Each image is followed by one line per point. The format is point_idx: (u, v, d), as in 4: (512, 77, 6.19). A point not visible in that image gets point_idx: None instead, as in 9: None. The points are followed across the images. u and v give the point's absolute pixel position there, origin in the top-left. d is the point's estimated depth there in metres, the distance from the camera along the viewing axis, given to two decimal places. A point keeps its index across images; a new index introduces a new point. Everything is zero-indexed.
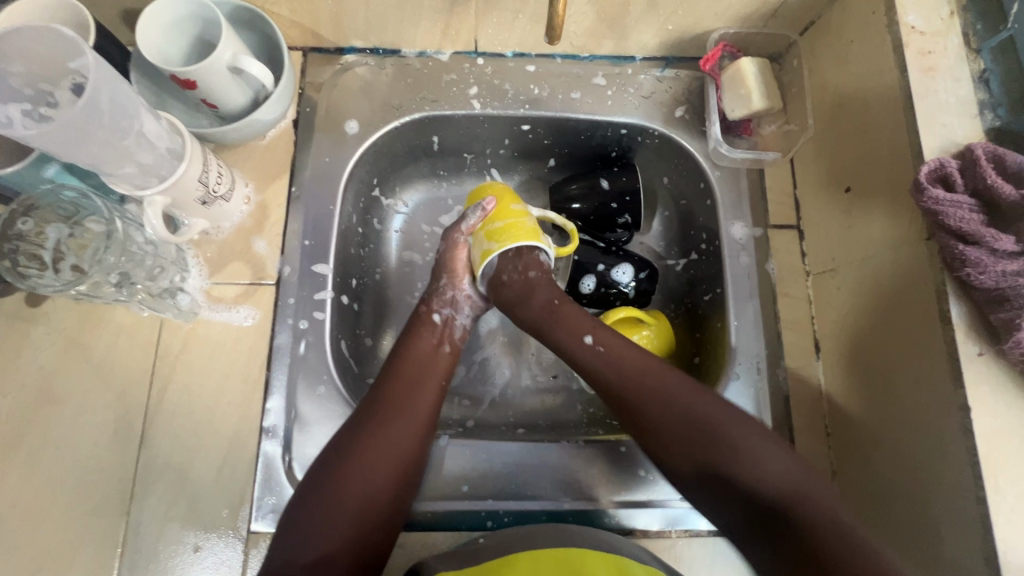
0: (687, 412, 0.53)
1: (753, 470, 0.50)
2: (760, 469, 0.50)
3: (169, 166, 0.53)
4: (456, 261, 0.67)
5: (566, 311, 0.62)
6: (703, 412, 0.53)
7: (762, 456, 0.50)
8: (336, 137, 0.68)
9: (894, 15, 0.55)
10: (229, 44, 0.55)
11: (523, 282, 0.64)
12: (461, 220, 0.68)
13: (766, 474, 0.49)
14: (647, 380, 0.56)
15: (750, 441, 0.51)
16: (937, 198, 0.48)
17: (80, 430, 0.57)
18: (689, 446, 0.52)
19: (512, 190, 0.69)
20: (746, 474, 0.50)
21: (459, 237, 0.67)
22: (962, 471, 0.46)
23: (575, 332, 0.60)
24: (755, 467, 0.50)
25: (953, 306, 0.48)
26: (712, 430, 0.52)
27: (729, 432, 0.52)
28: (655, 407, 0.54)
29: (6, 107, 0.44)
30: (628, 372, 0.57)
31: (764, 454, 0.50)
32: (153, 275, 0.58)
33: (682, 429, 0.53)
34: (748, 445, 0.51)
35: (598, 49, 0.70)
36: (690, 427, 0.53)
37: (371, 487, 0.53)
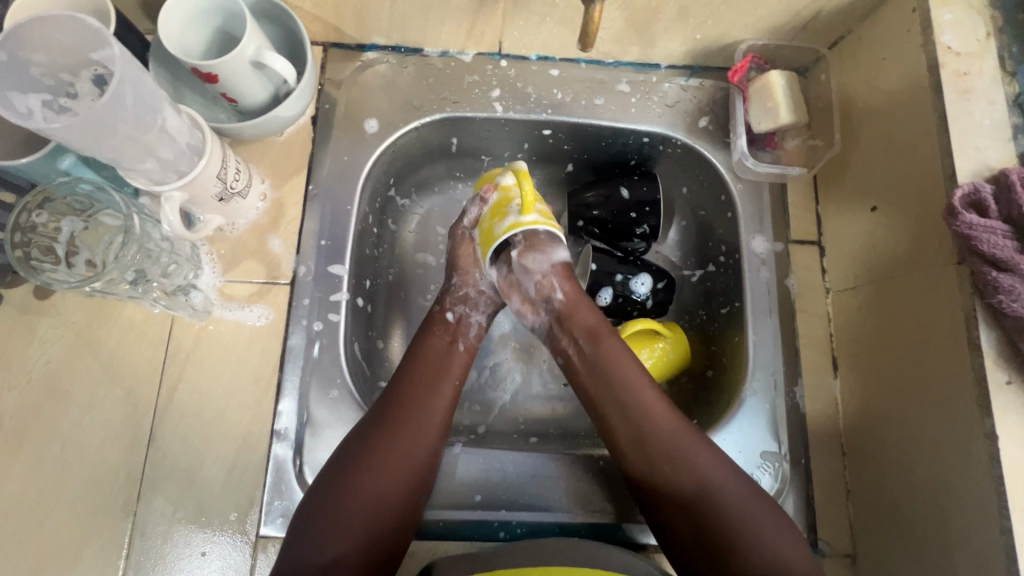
0: (712, 483, 0.52)
1: (764, 545, 0.50)
2: (770, 545, 0.50)
3: (188, 162, 0.52)
4: (465, 257, 0.66)
5: (611, 340, 0.60)
6: (724, 485, 0.52)
7: (771, 538, 0.50)
8: (356, 135, 0.67)
9: (930, 35, 0.54)
10: (254, 38, 0.54)
11: (572, 306, 0.62)
12: (463, 216, 0.68)
13: (778, 557, 0.49)
14: (672, 437, 0.54)
15: (759, 518, 0.51)
16: (971, 223, 0.47)
17: (87, 428, 0.56)
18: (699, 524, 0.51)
19: (503, 178, 0.64)
20: (756, 551, 0.50)
21: (464, 233, 0.67)
22: (987, 500, 0.46)
23: (617, 364, 0.58)
24: (767, 546, 0.50)
25: (983, 333, 0.48)
26: (726, 501, 0.52)
27: (737, 501, 0.52)
28: (679, 470, 0.53)
29: (26, 97, 0.43)
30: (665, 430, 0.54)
31: (775, 533, 0.50)
32: (167, 272, 0.57)
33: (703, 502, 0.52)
34: (762, 521, 0.51)
35: (623, 55, 0.69)
36: (710, 504, 0.52)
37: (380, 489, 0.52)
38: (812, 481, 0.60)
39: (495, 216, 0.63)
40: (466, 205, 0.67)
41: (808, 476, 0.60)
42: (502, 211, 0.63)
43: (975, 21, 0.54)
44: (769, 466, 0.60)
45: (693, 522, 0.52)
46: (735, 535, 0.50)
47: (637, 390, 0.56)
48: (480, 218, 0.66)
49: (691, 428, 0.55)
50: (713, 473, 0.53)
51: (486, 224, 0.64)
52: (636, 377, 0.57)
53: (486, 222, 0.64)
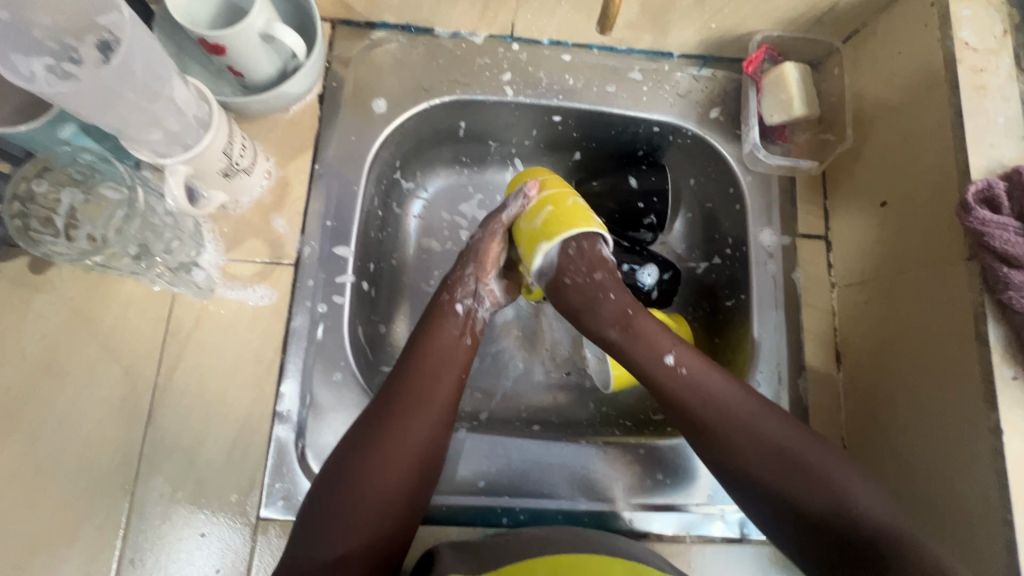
0: (779, 443, 0.51)
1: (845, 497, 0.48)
2: (850, 494, 0.48)
3: (195, 135, 0.51)
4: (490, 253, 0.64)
5: (642, 319, 0.58)
6: (790, 444, 0.50)
7: (854, 487, 0.48)
8: (363, 115, 0.65)
9: (948, 30, 0.54)
10: (264, 10, 0.52)
11: (593, 292, 0.59)
12: (501, 211, 0.65)
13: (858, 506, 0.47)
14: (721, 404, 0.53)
15: (833, 470, 0.49)
16: (983, 219, 0.47)
17: (84, 405, 0.55)
18: (780, 480, 0.49)
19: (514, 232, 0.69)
20: (838, 499, 0.47)
21: (497, 227, 0.64)
22: (989, 493, 0.47)
23: (650, 340, 0.57)
24: (850, 499, 0.47)
25: (991, 328, 0.48)
26: (792, 458, 0.50)
27: (806, 458, 0.50)
28: (741, 436, 0.51)
29: (29, 61, 0.41)
30: (715, 398, 0.53)
31: (855, 488, 0.48)
32: (171, 249, 0.56)
33: (773, 466, 0.50)
34: (840, 474, 0.49)
35: (635, 42, 0.68)
36: (784, 466, 0.50)
37: (389, 481, 0.51)
38: None
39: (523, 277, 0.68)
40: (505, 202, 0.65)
41: None
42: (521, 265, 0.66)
43: (992, 18, 0.54)
44: None
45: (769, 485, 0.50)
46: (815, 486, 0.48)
47: (679, 363, 0.55)
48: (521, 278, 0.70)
49: (741, 394, 0.53)
50: (772, 429, 0.51)
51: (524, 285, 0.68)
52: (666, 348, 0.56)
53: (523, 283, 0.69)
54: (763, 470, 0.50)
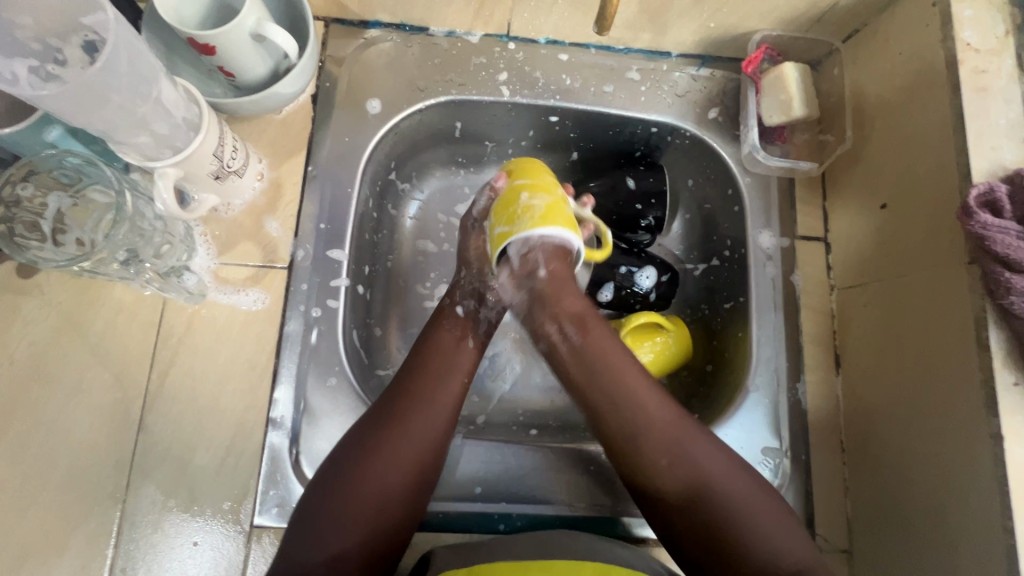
0: (710, 472, 0.50)
1: (766, 542, 0.47)
2: (774, 540, 0.47)
3: (184, 138, 0.50)
4: (479, 249, 0.62)
5: (599, 330, 0.56)
6: (723, 481, 0.49)
7: (778, 531, 0.48)
8: (357, 115, 0.64)
9: (950, 30, 0.54)
10: (254, 9, 0.51)
11: (560, 284, 0.55)
12: (473, 206, 0.64)
13: (777, 549, 0.47)
14: (667, 427, 0.51)
15: (762, 510, 0.48)
16: (985, 223, 0.47)
17: (73, 412, 0.54)
18: (705, 518, 0.48)
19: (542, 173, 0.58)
20: (760, 545, 0.47)
21: (472, 224, 0.63)
22: (990, 499, 0.46)
23: (608, 353, 0.54)
24: (767, 542, 0.47)
25: (992, 334, 0.47)
26: (723, 495, 0.49)
27: (737, 499, 0.49)
28: (675, 467, 0.50)
29: (11, 63, 0.40)
30: (651, 422, 0.52)
31: (776, 529, 0.48)
32: (161, 253, 0.54)
33: (699, 500, 0.49)
34: (766, 520, 0.48)
35: (633, 41, 0.67)
36: (709, 502, 0.49)
37: (386, 484, 0.50)
38: (811, 476, 0.61)
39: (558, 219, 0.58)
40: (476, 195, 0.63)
41: (807, 472, 0.61)
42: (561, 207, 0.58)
43: (994, 18, 0.53)
44: (769, 462, 0.60)
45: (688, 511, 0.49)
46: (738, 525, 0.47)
47: (628, 379, 0.53)
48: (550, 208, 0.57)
49: (691, 422, 0.52)
50: (713, 465, 0.50)
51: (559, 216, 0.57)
52: (623, 362, 0.54)
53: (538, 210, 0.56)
54: (689, 502, 0.49)
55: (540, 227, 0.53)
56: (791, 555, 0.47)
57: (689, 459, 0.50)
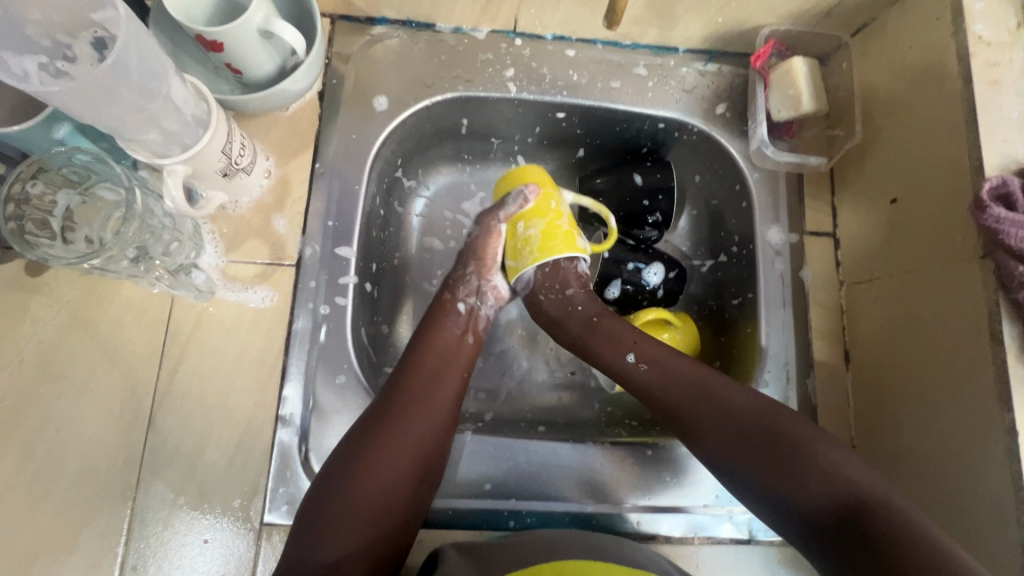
0: (750, 421, 0.51)
1: (826, 471, 0.47)
2: (833, 466, 0.48)
3: (193, 135, 0.50)
4: (490, 250, 0.63)
5: (610, 321, 0.61)
6: (766, 421, 0.51)
7: (836, 458, 0.48)
8: (364, 112, 0.64)
9: (962, 23, 0.53)
10: (262, 5, 0.51)
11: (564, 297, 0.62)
12: (500, 207, 0.62)
13: (839, 475, 0.47)
14: (698, 392, 0.54)
15: (814, 442, 0.49)
16: (999, 217, 0.46)
17: (83, 410, 0.54)
18: (757, 460, 0.50)
19: (548, 181, 0.63)
20: (822, 472, 0.47)
21: (496, 225, 0.62)
22: (1003, 494, 0.46)
23: (621, 341, 0.59)
24: (826, 470, 0.47)
25: (1006, 328, 0.47)
26: (771, 435, 0.50)
27: (785, 431, 0.50)
28: (716, 423, 0.52)
29: (22, 59, 0.40)
30: (685, 383, 0.55)
31: (833, 456, 0.48)
32: (170, 250, 0.54)
33: (751, 448, 0.50)
34: (818, 450, 0.49)
35: (640, 37, 0.67)
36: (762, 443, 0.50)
37: (390, 481, 0.50)
38: None
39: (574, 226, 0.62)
40: (505, 199, 0.62)
41: None
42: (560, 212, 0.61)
43: (1006, 11, 0.53)
44: None
45: (747, 463, 0.50)
46: (794, 457, 0.49)
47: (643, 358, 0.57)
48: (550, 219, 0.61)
49: (720, 378, 0.55)
50: (752, 412, 0.52)
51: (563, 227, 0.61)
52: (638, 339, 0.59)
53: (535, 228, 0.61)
54: (743, 453, 0.51)
55: (542, 258, 0.61)
56: (851, 479, 0.47)
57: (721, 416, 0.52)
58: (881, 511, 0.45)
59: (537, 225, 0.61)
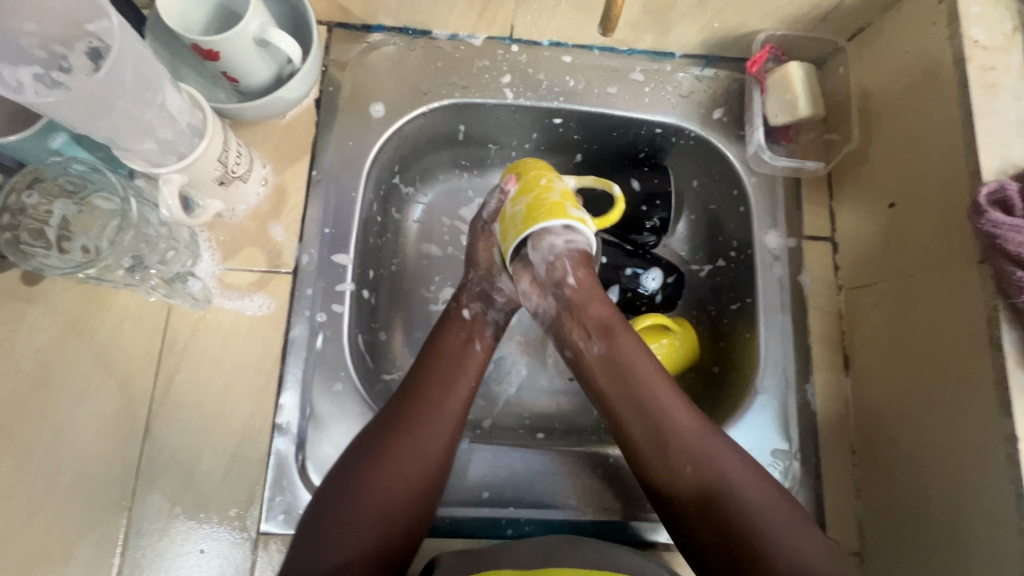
0: (734, 484, 0.49)
1: (793, 551, 0.46)
2: (799, 547, 0.46)
3: (188, 143, 0.50)
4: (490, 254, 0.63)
5: (622, 336, 0.56)
6: (749, 491, 0.49)
7: (804, 543, 0.46)
8: (361, 119, 0.64)
9: (957, 28, 0.53)
10: (258, 14, 0.51)
11: (583, 299, 0.57)
12: (485, 208, 0.64)
13: (802, 557, 0.45)
14: (695, 441, 0.51)
15: (788, 519, 0.48)
16: (996, 221, 0.46)
17: (79, 420, 0.54)
18: (722, 521, 0.48)
19: (542, 164, 0.62)
20: (786, 548, 0.46)
21: (483, 226, 0.64)
22: (1004, 501, 0.46)
23: (631, 363, 0.54)
24: (792, 549, 0.46)
25: (1005, 333, 0.47)
26: (750, 505, 0.48)
27: (762, 507, 0.48)
28: (705, 481, 0.49)
29: (17, 71, 0.40)
30: (683, 428, 0.51)
31: (805, 540, 0.47)
32: (166, 259, 0.54)
33: (727, 510, 0.48)
34: (790, 529, 0.47)
35: (637, 43, 0.67)
36: (735, 510, 0.48)
37: (395, 490, 0.50)
38: (822, 479, 0.60)
39: (566, 198, 0.58)
40: (486, 197, 0.64)
41: (817, 474, 0.60)
42: (549, 187, 0.58)
43: (1002, 15, 0.53)
44: (778, 464, 0.60)
45: (710, 519, 0.48)
46: (762, 530, 0.47)
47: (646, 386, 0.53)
48: (536, 193, 0.58)
49: (717, 434, 0.52)
50: (738, 475, 0.50)
51: (550, 199, 0.57)
52: (645, 367, 0.54)
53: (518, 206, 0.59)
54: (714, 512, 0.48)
55: (526, 229, 0.56)
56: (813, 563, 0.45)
57: (710, 470, 0.49)
58: None
59: (520, 203, 0.58)
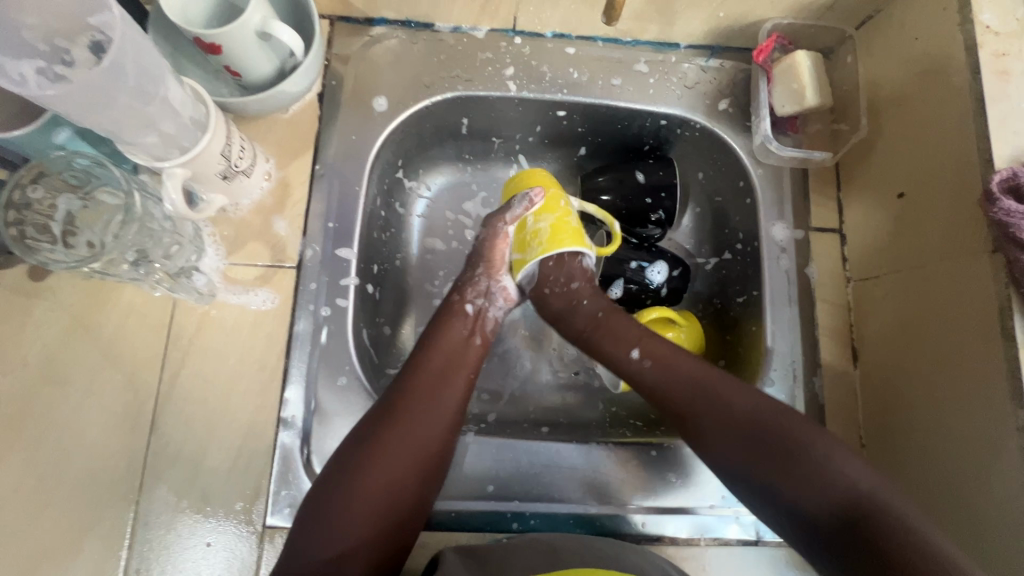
0: (750, 418, 0.50)
1: (825, 471, 0.46)
2: (834, 466, 0.46)
3: (191, 137, 0.50)
4: (495, 253, 0.62)
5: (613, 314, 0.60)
6: (767, 417, 0.50)
7: (838, 460, 0.47)
8: (364, 113, 0.64)
9: (969, 13, 0.52)
10: (260, 7, 0.51)
11: (568, 291, 0.61)
12: (506, 210, 0.62)
13: (838, 475, 0.46)
14: (697, 386, 0.53)
15: (813, 440, 0.48)
16: (1009, 210, 0.45)
17: (85, 414, 0.54)
18: (753, 458, 0.49)
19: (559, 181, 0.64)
20: (819, 472, 0.46)
21: (501, 230, 0.62)
22: (1017, 493, 0.45)
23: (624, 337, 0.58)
24: (826, 469, 0.46)
25: (1018, 324, 0.46)
26: (773, 433, 0.49)
27: (787, 432, 0.49)
28: (722, 421, 0.51)
29: (19, 65, 0.39)
30: (683, 380, 0.54)
31: (837, 456, 0.47)
32: (170, 253, 0.55)
33: (752, 444, 0.49)
34: (821, 450, 0.47)
35: (641, 33, 0.67)
36: (761, 440, 0.49)
37: (394, 479, 0.50)
38: None
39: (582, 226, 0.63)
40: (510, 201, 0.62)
41: None
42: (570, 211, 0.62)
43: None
44: None
45: (742, 455, 0.49)
46: (793, 453, 0.47)
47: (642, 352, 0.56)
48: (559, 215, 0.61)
49: (721, 377, 0.53)
50: (753, 410, 0.50)
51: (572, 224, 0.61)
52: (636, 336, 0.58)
53: (543, 223, 0.61)
54: (741, 449, 0.49)
55: (550, 250, 0.60)
56: (852, 480, 0.46)
57: (720, 413, 0.51)
58: (878, 517, 0.44)
59: (545, 220, 0.61)
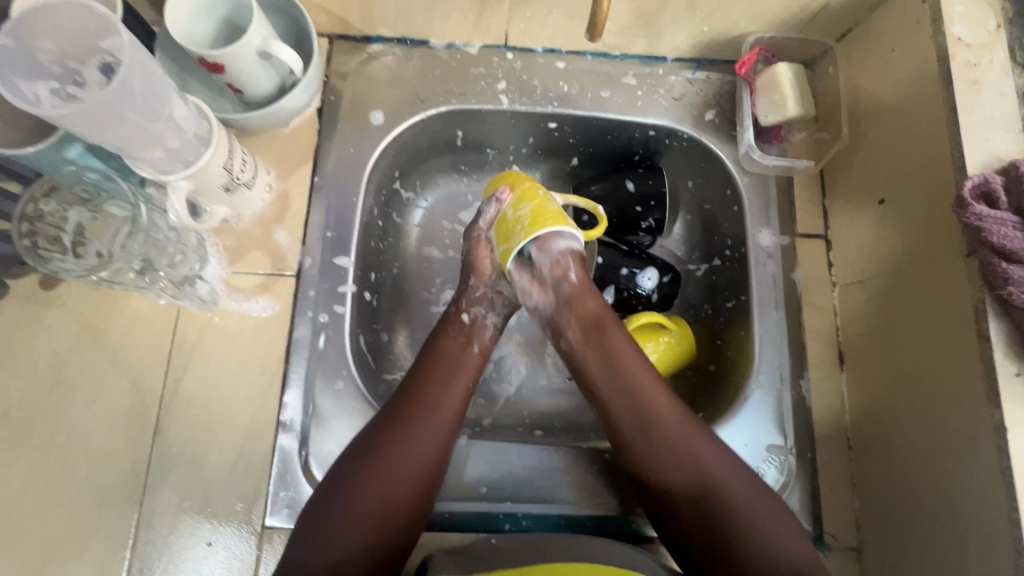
0: (713, 475, 0.51)
1: (764, 541, 0.49)
2: (773, 536, 0.49)
3: (194, 152, 0.52)
4: (485, 259, 0.64)
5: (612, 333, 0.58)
6: (726, 481, 0.51)
7: (780, 531, 0.49)
8: (361, 127, 0.66)
9: (941, 25, 0.54)
10: (260, 27, 0.53)
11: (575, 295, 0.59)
12: (480, 216, 0.65)
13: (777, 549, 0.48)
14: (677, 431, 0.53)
15: (763, 509, 0.50)
16: (980, 214, 0.47)
17: (92, 418, 0.56)
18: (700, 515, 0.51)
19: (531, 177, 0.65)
20: (757, 536, 0.49)
21: (480, 235, 0.64)
22: (994, 492, 0.46)
23: (622, 356, 0.56)
24: (765, 539, 0.49)
25: (992, 325, 0.47)
26: (726, 494, 0.51)
27: (738, 497, 0.51)
28: (686, 472, 0.51)
29: (34, 85, 0.43)
30: (667, 418, 0.53)
31: (777, 527, 0.49)
32: (174, 263, 0.57)
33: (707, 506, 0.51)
34: (766, 520, 0.50)
35: (629, 47, 0.69)
36: (713, 500, 0.51)
37: (395, 493, 0.51)
38: (817, 474, 0.60)
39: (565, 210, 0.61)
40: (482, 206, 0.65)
41: (812, 468, 0.61)
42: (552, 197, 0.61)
43: (986, 12, 0.54)
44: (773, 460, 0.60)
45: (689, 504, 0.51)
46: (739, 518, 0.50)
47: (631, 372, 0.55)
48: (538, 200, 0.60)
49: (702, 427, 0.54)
50: (717, 468, 0.52)
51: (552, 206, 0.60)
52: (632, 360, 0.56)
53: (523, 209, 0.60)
54: (692, 508, 0.51)
55: (533, 232, 0.58)
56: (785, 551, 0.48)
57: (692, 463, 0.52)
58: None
59: (524, 206, 0.60)
